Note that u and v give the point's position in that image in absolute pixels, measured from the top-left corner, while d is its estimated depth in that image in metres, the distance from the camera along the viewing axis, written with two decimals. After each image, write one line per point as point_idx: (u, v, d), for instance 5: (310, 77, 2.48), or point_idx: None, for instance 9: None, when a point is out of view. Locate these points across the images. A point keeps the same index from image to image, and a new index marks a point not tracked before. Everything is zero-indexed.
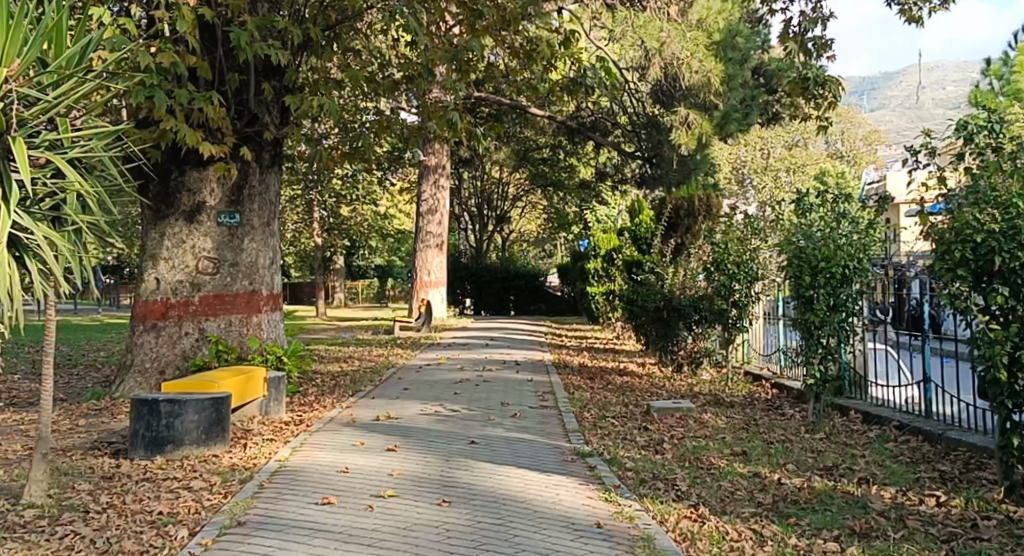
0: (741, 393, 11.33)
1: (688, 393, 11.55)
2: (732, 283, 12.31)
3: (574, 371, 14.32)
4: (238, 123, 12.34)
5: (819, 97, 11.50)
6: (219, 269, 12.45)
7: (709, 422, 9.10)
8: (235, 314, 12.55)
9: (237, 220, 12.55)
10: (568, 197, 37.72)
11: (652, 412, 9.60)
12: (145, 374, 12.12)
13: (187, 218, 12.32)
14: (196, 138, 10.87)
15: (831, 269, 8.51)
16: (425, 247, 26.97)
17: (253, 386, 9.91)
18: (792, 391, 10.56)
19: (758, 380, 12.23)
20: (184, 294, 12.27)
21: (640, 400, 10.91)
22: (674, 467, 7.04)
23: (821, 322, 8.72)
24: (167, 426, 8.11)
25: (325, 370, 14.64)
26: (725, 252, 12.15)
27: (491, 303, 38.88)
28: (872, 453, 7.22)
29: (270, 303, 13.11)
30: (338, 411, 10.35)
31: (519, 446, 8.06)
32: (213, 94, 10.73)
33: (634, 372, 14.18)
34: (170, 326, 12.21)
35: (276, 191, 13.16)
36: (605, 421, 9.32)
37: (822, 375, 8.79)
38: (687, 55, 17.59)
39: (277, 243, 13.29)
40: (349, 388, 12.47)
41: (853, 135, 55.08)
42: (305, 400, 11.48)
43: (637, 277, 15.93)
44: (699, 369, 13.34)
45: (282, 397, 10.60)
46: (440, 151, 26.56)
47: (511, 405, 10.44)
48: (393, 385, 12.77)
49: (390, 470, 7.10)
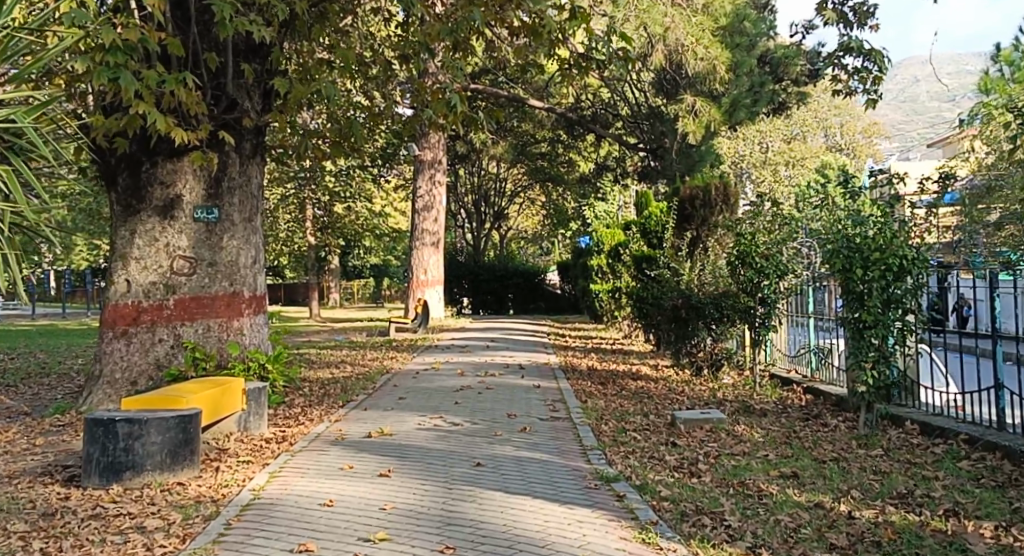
0: (771, 400, 10.29)
1: (713, 400, 10.51)
2: (760, 279, 11.07)
3: (585, 375, 13.29)
4: (215, 110, 11.20)
5: (860, 70, 10.52)
6: (195, 269, 11.36)
7: (745, 436, 8.04)
8: (214, 318, 11.46)
9: (216, 216, 11.46)
10: (566, 192, 36.83)
11: (678, 424, 8.55)
12: (115, 386, 11.03)
13: (160, 213, 11.23)
14: (169, 125, 9.77)
15: (886, 260, 7.54)
16: (421, 245, 25.89)
17: (230, 399, 8.81)
18: (831, 398, 9.50)
19: (787, 384, 11.21)
20: (158, 297, 11.19)
21: (661, 409, 9.87)
22: (717, 495, 5.98)
23: (876, 321, 7.64)
24: (125, 450, 7.04)
25: (314, 377, 13.57)
26: (754, 245, 10.95)
27: (490, 302, 37.86)
28: (947, 475, 6.16)
29: (252, 306, 12.01)
30: (326, 426, 9.28)
31: (532, 468, 7.00)
32: (187, 74, 9.60)
33: (648, 376, 13.14)
34: (143, 332, 11.13)
35: (259, 183, 12.09)
36: (626, 436, 8.25)
37: (874, 382, 7.73)
38: (692, 41, 17.51)
39: (260, 241, 12.22)
40: (339, 398, 11.37)
41: (851, 128, 54.49)
42: (290, 412, 10.41)
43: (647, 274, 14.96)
44: (720, 373, 12.31)
45: (264, 411, 9.54)
46: (436, 145, 25.55)
47: (518, 416, 9.39)
48: (388, 393, 11.69)
49: (381, 503, 6.03)
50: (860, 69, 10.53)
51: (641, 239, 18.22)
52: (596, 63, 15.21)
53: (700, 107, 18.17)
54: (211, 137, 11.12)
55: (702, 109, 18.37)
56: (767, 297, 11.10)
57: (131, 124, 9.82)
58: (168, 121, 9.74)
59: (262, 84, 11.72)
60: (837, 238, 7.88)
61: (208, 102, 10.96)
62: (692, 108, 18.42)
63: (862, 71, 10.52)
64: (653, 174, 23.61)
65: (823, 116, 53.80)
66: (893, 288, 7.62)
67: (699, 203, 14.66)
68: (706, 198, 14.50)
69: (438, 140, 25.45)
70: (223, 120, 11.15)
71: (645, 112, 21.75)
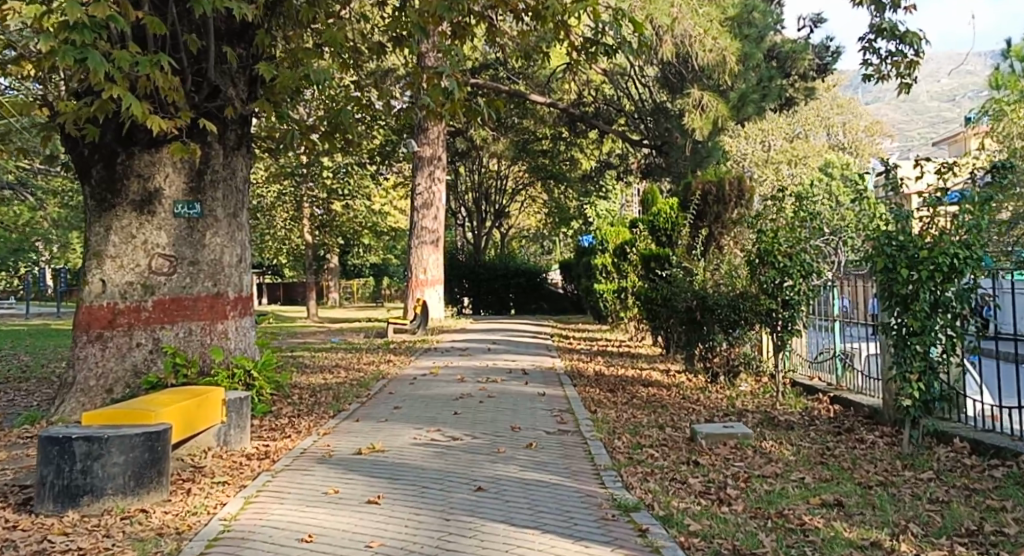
0: (796, 411, 9.51)
1: (734, 411, 9.73)
2: (784, 280, 10.03)
3: (592, 381, 12.51)
4: (195, 97, 10.48)
5: (895, 54, 9.79)
6: (176, 268, 10.59)
7: (774, 455, 7.24)
8: (195, 321, 10.70)
9: (197, 211, 10.70)
10: (568, 190, 36.13)
11: (699, 439, 7.75)
12: (89, 394, 10.24)
13: (137, 208, 10.45)
14: (144, 111, 9.00)
15: (936, 258, 6.73)
16: (420, 243, 25.12)
17: (208, 413, 8.06)
18: (864, 410, 8.71)
19: (811, 392, 10.44)
20: (135, 298, 10.41)
21: (678, 421, 9.10)
22: (754, 530, 5.21)
23: (923, 327, 6.85)
24: (82, 473, 6.27)
25: (305, 383, 12.78)
26: (775, 243, 10.00)
27: (490, 302, 37.16)
28: (1017, 505, 5.39)
29: (238, 307, 11.24)
30: (312, 440, 8.49)
31: (540, 492, 6.23)
32: (163, 55, 8.81)
33: (659, 383, 12.37)
34: (119, 336, 10.36)
35: (244, 176, 11.33)
36: (642, 454, 7.46)
37: (922, 394, 6.91)
38: (700, 32, 17.69)
39: (246, 238, 11.45)
40: (329, 407, 10.57)
41: (854, 127, 54.00)
42: (276, 424, 9.62)
43: (657, 273, 14.21)
44: (737, 380, 11.52)
45: (246, 424, 8.77)
46: (436, 140, 24.79)
47: (522, 430, 8.62)
48: (382, 402, 10.87)
49: (367, 537, 5.27)
50: (894, 53, 9.82)
51: (649, 238, 17.45)
52: (603, 52, 14.49)
53: (708, 102, 18.26)
54: (192, 126, 10.39)
55: (710, 103, 18.37)
56: (789, 300, 10.06)
57: (101, 111, 9.02)
58: (143, 107, 8.96)
59: (246, 70, 11.02)
60: (880, 236, 7.11)
61: (187, 88, 10.21)
62: (699, 103, 18.43)
63: (897, 55, 9.80)
64: (657, 170, 22.97)
65: (825, 113, 53.36)
66: (943, 293, 6.81)
67: (712, 196, 13.75)
68: (719, 194, 13.72)
69: (438, 135, 24.66)
70: (204, 108, 10.43)
71: (651, 106, 21.10)
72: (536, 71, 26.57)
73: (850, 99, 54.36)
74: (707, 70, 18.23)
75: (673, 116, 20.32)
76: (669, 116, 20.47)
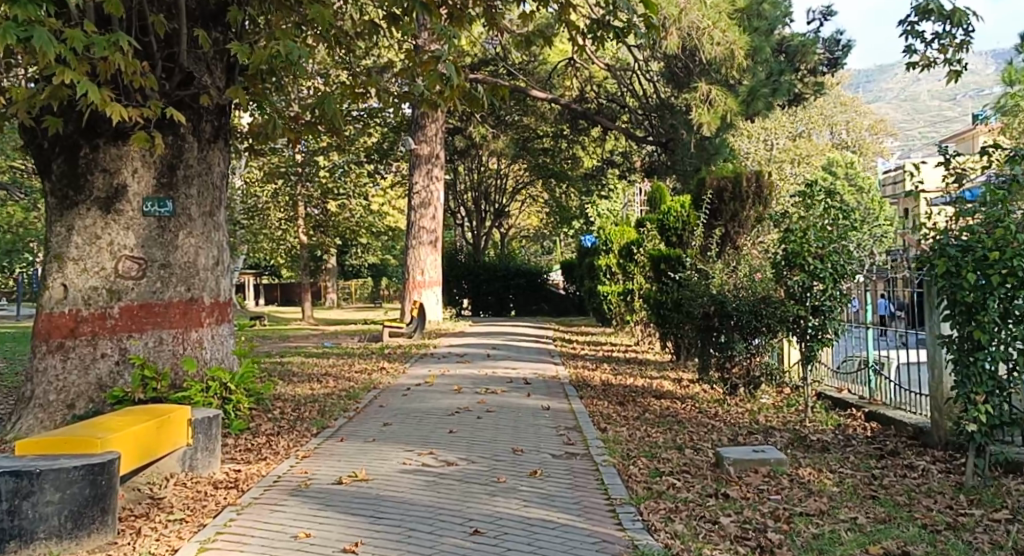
0: (829, 428, 8.59)
1: (760, 428, 8.80)
2: (813, 283, 9.14)
3: (599, 393, 11.59)
4: (166, 85, 9.54)
5: (941, 36, 8.93)
6: (146, 271, 9.63)
7: (814, 485, 6.27)
8: (166, 329, 9.75)
9: (169, 208, 9.73)
10: (569, 190, 35.29)
11: (725, 466, 6.79)
12: (49, 410, 9.25)
13: (102, 206, 9.48)
14: (105, 98, 8.00)
15: (1009, 261, 5.87)
16: (418, 243, 24.19)
17: (169, 435, 7.09)
18: (907, 430, 7.77)
19: (840, 407, 9.54)
20: (100, 305, 9.42)
21: (698, 442, 8.18)
22: None
23: (991, 340, 5.99)
24: (9, 514, 5.35)
25: (288, 394, 11.82)
26: (805, 244, 9.07)
27: (490, 304, 36.24)
28: None
29: (214, 314, 10.30)
30: (290, 466, 7.55)
31: (546, 537, 5.30)
32: (124, 35, 7.83)
33: (672, 394, 11.47)
34: (81, 346, 9.36)
35: (220, 171, 10.38)
36: (662, 484, 6.54)
37: (991, 418, 6.04)
38: (708, 24, 17.01)
39: (223, 238, 10.50)
40: (313, 424, 9.62)
41: (858, 126, 53.11)
42: (252, 444, 8.68)
43: (669, 276, 13.35)
44: (757, 392, 10.63)
45: (217, 446, 7.83)
46: (435, 138, 23.87)
47: (526, 452, 7.70)
48: (372, 418, 9.94)
49: None
50: (941, 35, 8.96)
51: (658, 239, 16.54)
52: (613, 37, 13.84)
53: (716, 96, 17.64)
54: (162, 116, 9.44)
55: (718, 98, 17.68)
56: (821, 306, 9.19)
57: (56, 96, 8.01)
58: (104, 92, 7.98)
59: (224, 55, 10.16)
60: (940, 238, 6.32)
61: (158, 74, 9.27)
62: (706, 98, 17.85)
63: (944, 37, 8.95)
64: (662, 168, 22.08)
65: (829, 112, 52.54)
66: (1014, 301, 5.97)
67: (728, 193, 12.85)
68: (735, 191, 12.85)
69: (436, 132, 23.73)
70: (176, 96, 9.50)
71: (656, 102, 20.19)
72: (537, 66, 25.69)
73: (854, 97, 53.48)
74: (714, 64, 17.52)
75: (678, 112, 19.35)
76: (673, 112, 19.59)
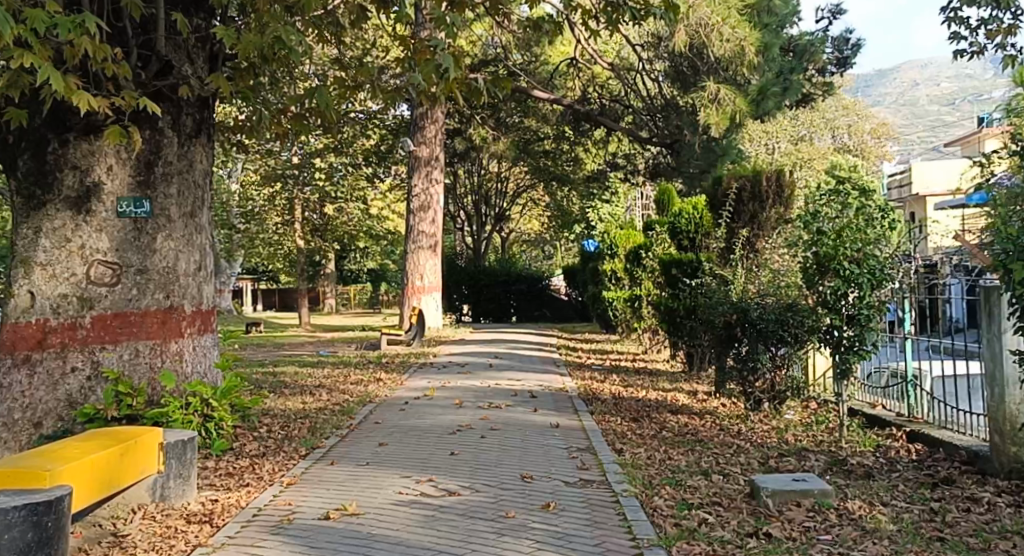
0: (868, 449, 7.82)
1: (793, 450, 8.01)
2: (849, 291, 8.35)
3: (610, 408, 10.80)
4: (143, 74, 8.71)
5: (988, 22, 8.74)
6: (121, 278, 8.71)
7: (868, 522, 5.49)
8: (143, 340, 8.81)
9: (146, 209, 8.84)
10: (571, 193, 34.61)
11: (764, 499, 5.97)
12: (13, 430, 8.31)
13: (73, 206, 8.57)
14: (68, 86, 7.16)
15: None
16: (417, 248, 23.41)
17: (136, 462, 6.31)
18: (960, 453, 7.00)
19: (876, 425, 8.78)
20: (70, 314, 8.50)
21: (725, 467, 7.39)
22: None
23: None
24: None
25: (277, 410, 11.00)
26: (839, 247, 8.25)
27: (491, 310, 35.45)
28: None
29: (196, 324, 9.36)
30: (273, 497, 6.72)
31: None
32: (91, 15, 7.01)
33: (688, 409, 10.69)
34: (50, 360, 8.42)
35: (204, 169, 9.49)
36: (692, 520, 5.75)
37: None
38: (718, 20, 16.42)
39: (206, 242, 9.59)
40: (302, 446, 8.79)
41: (860, 129, 52.42)
42: (234, 469, 7.86)
43: (682, 282, 12.64)
44: (783, 408, 9.86)
45: (193, 473, 7.01)
46: (434, 140, 23.10)
47: (536, 479, 6.92)
48: (366, 438, 9.12)
49: None
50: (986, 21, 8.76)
51: (668, 243, 15.81)
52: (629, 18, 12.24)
53: (724, 95, 16.79)
54: (137, 108, 8.60)
55: (727, 97, 16.86)
56: (858, 315, 8.41)
57: (14, 84, 7.20)
58: (69, 80, 7.20)
59: (205, 44, 9.46)
60: None
61: (132, 62, 8.48)
62: (715, 98, 16.96)
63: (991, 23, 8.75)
64: (668, 170, 21.28)
65: (830, 116, 51.81)
66: None
67: (746, 193, 12.12)
68: (755, 191, 12.10)
69: (436, 133, 22.95)
70: (152, 87, 8.69)
71: (661, 102, 19.37)
72: (539, 67, 24.84)
73: (855, 101, 52.82)
74: (723, 62, 16.86)
75: (684, 112, 18.56)
76: (680, 113, 18.77)
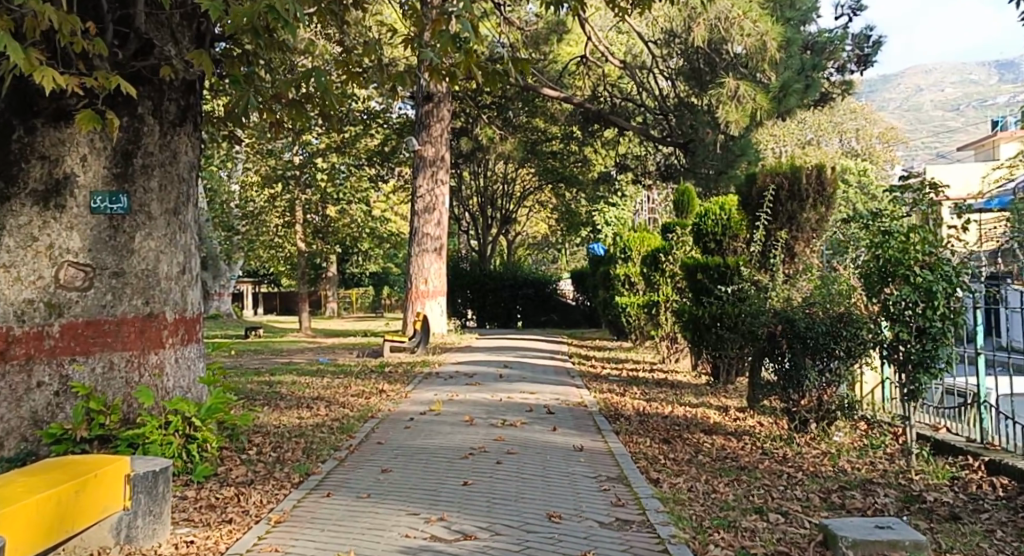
0: (942, 482, 6.84)
1: (858, 482, 7.01)
2: (919, 300, 7.37)
3: (636, 427, 9.81)
4: (121, 52, 7.69)
5: None
6: (94, 281, 7.63)
7: None
8: (119, 351, 7.72)
9: (123, 205, 7.77)
10: (579, 195, 33.54)
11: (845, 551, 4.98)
12: None
13: (40, 201, 7.47)
14: (29, 61, 6.13)
15: None
16: (421, 251, 22.38)
17: (96, 500, 5.34)
18: None
19: (944, 452, 7.75)
20: (38, 322, 7.37)
21: (781, 504, 6.41)
22: None
23: None
24: None
25: (269, 427, 9.99)
26: (909, 251, 7.39)
27: (498, 314, 34.41)
28: None
29: (180, 334, 8.26)
30: (262, 541, 5.68)
31: None
32: None
33: (723, 428, 9.68)
34: (11, 374, 7.28)
35: (189, 160, 8.45)
36: None
37: None
38: (740, 13, 15.75)
39: (192, 243, 8.54)
40: (296, 472, 7.77)
41: (868, 134, 51.16)
42: (217, 502, 6.84)
43: (714, 290, 11.68)
44: (831, 430, 8.83)
45: (168, 510, 5.98)
46: (439, 139, 22.08)
47: (565, 519, 5.94)
48: (367, 462, 8.10)
49: None
50: None
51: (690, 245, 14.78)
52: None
53: (744, 92, 15.63)
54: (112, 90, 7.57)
55: (747, 94, 15.70)
56: (929, 329, 7.42)
57: None
58: (29, 55, 6.18)
59: (192, 21, 8.44)
60: None
61: (107, 39, 7.45)
62: (733, 94, 15.80)
63: None
64: (682, 171, 20.23)
65: (838, 119, 50.75)
66: None
67: (782, 193, 11.04)
68: (794, 189, 11.01)
69: (441, 131, 21.96)
70: (131, 68, 7.68)
71: (674, 101, 18.27)
72: (549, 65, 23.38)
73: (864, 104, 51.75)
74: (745, 56, 15.81)
75: (700, 111, 17.47)
76: (694, 112, 17.67)
